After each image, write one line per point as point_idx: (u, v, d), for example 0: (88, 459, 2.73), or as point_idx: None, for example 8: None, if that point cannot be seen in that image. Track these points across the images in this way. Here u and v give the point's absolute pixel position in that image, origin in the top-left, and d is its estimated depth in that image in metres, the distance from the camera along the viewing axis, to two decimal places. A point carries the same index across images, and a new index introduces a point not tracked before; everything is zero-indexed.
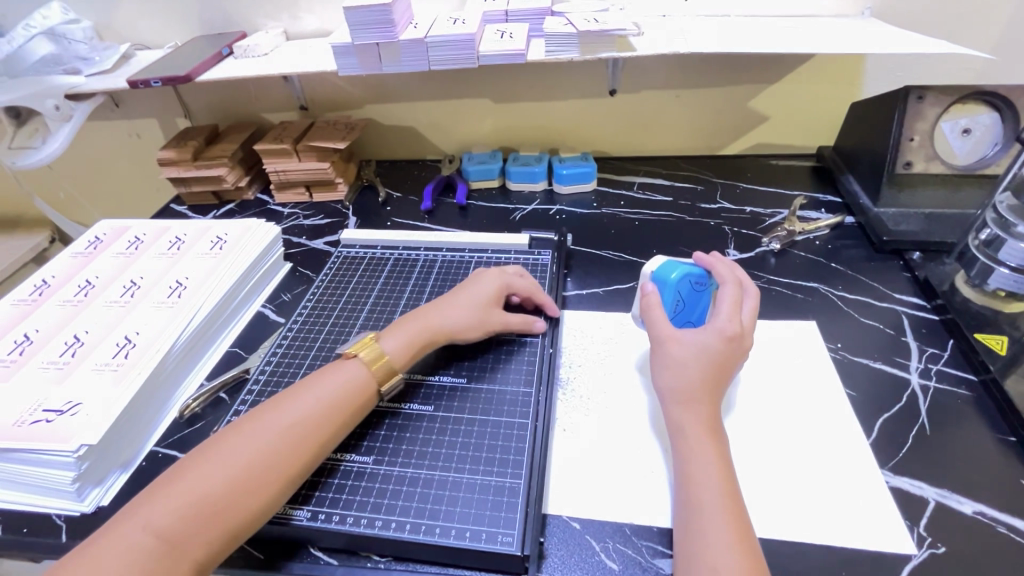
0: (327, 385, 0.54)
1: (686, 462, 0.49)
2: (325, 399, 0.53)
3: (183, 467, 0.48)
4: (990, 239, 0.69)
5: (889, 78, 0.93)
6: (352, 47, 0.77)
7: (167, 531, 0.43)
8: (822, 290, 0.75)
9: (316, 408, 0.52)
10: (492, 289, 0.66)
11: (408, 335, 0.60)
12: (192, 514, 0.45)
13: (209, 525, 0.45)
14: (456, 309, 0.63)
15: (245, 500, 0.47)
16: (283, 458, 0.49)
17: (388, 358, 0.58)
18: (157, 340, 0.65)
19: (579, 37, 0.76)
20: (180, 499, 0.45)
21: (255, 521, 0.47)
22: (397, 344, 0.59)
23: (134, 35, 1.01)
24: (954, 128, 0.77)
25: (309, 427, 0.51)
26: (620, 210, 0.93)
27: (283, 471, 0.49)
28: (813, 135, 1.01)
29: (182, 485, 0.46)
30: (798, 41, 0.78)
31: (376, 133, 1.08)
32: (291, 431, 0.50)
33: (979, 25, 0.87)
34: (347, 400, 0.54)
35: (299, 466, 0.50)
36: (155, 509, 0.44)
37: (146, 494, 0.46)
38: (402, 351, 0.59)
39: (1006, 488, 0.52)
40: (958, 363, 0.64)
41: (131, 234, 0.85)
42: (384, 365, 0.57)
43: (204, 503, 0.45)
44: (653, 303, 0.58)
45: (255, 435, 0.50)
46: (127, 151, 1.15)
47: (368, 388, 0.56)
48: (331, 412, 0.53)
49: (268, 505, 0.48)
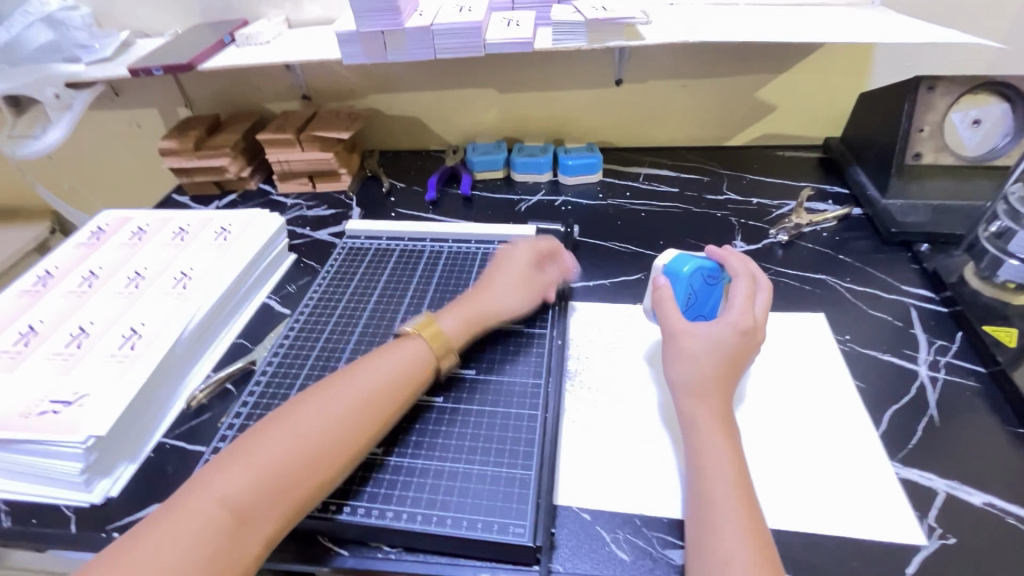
0: (389, 362, 0.55)
1: (698, 453, 0.49)
2: (387, 377, 0.54)
3: (249, 440, 0.48)
4: (1000, 231, 0.69)
5: (898, 68, 0.92)
6: (356, 35, 0.76)
7: (241, 502, 0.44)
8: (830, 282, 0.75)
9: (380, 385, 0.53)
10: (526, 256, 0.69)
11: (465, 316, 0.62)
12: (264, 485, 0.45)
13: (280, 497, 0.45)
14: (504, 287, 0.66)
15: (313, 474, 0.47)
16: (347, 433, 0.49)
17: (448, 336, 0.59)
18: (164, 331, 0.64)
19: (587, 25, 0.75)
20: (251, 470, 0.45)
21: (322, 494, 0.47)
22: (454, 324, 0.61)
23: (133, 22, 0.99)
24: (964, 119, 0.76)
25: (374, 402, 0.52)
26: (626, 201, 0.93)
27: (347, 446, 0.49)
28: (820, 126, 1.00)
29: (252, 456, 0.46)
30: (808, 29, 0.77)
31: (379, 123, 1.07)
32: (356, 407, 0.51)
33: (989, 15, 0.86)
34: (409, 376, 0.55)
35: (364, 442, 0.50)
36: (227, 479, 0.45)
37: (218, 464, 0.46)
38: (459, 331, 0.61)
39: (1014, 479, 0.52)
40: (966, 355, 0.64)
41: (134, 224, 0.84)
42: (445, 343, 0.59)
43: (274, 475, 0.46)
44: (665, 296, 0.58)
45: (318, 410, 0.50)
46: (128, 141, 1.14)
47: (430, 365, 0.57)
48: (394, 389, 0.53)
49: (333, 480, 0.48)
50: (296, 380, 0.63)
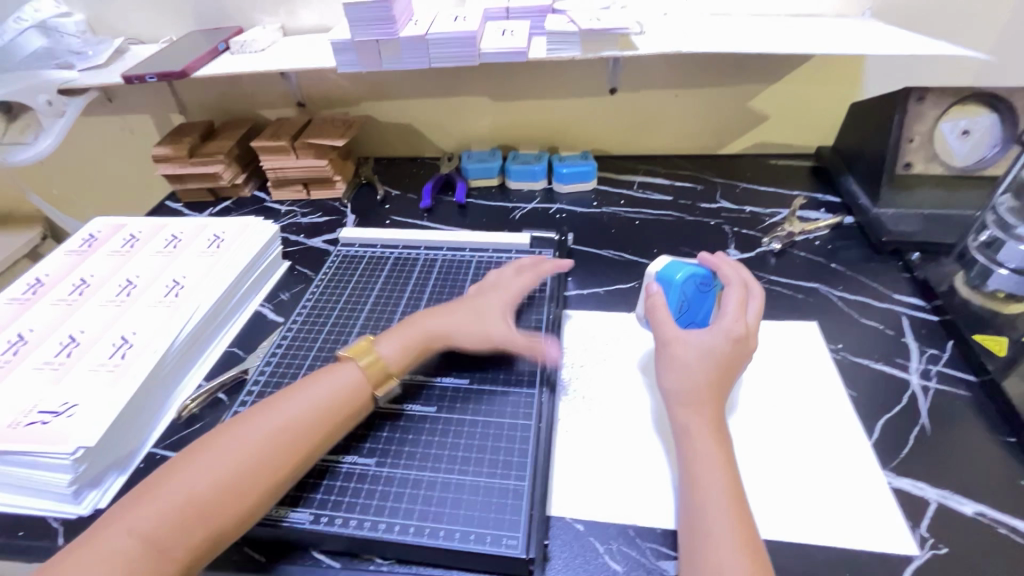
0: (320, 388, 0.54)
1: (691, 463, 0.49)
2: (317, 403, 0.53)
3: (173, 468, 0.48)
4: (990, 241, 0.70)
5: (889, 78, 0.93)
6: (352, 44, 0.76)
7: (153, 533, 0.43)
8: (823, 291, 0.75)
9: (308, 412, 0.52)
10: (501, 295, 0.67)
11: (406, 340, 0.61)
12: (181, 516, 0.45)
13: (196, 527, 0.45)
14: (461, 309, 0.65)
15: (232, 503, 0.46)
16: (270, 461, 0.49)
17: (384, 360, 0.58)
18: (154, 341, 0.64)
19: (581, 35, 0.76)
20: (167, 502, 0.45)
21: (244, 523, 0.47)
22: (392, 346, 0.60)
23: (127, 29, 0.99)
24: (954, 129, 0.77)
25: (300, 430, 0.51)
26: (621, 209, 0.93)
27: (270, 474, 0.49)
28: (812, 135, 1.01)
29: (171, 487, 0.46)
30: (800, 40, 0.77)
31: (374, 131, 1.07)
32: (280, 434, 0.50)
33: (976, 28, 0.88)
34: (340, 403, 0.54)
35: (287, 470, 0.50)
36: (144, 510, 0.44)
37: (136, 495, 0.46)
38: (397, 355, 0.59)
39: (1005, 488, 0.53)
40: (957, 363, 0.64)
41: (126, 231, 0.84)
42: (381, 367, 0.57)
43: (191, 505, 0.45)
44: (658, 303, 0.58)
45: (242, 438, 0.50)
46: (122, 147, 1.14)
47: (365, 390, 0.56)
48: (323, 416, 0.53)
49: (254, 509, 0.47)
50: None
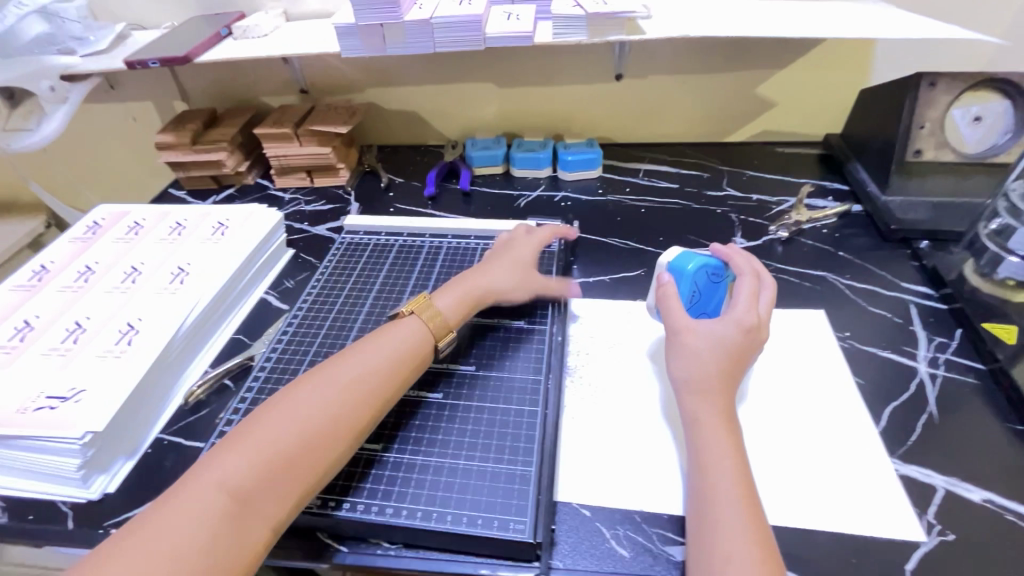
0: (385, 344, 0.55)
1: (699, 451, 0.49)
2: (385, 359, 0.54)
3: (252, 424, 0.48)
4: (1001, 228, 0.69)
5: (899, 64, 0.92)
6: (355, 28, 0.75)
7: (243, 487, 0.44)
8: (830, 279, 0.75)
9: (374, 368, 0.53)
10: (529, 247, 0.71)
11: (461, 295, 0.62)
12: (267, 470, 0.45)
13: (284, 481, 0.45)
14: (500, 271, 0.66)
15: (317, 456, 0.47)
16: (347, 414, 0.49)
17: (444, 314, 0.60)
18: (161, 327, 0.64)
19: (588, 19, 0.75)
20: (251, 456, 0.45)
21: (326, 475, 0.47)
22: (450, 301, 0.61)
23: (128, 14, 0.98)
24: (965, 116, 0.76)
25: (371, 385, 0.52)
26: (626, 197, 0.92)
27: (348, 427, 0.49)
28: (820, 122, 1.00)
29: (254, 441, 0.46)
30: (810, 24, 0.76)
31: (378, 118, 1.06)
32: (353, 390, 0.51)
33: (990, 12, 0.86)
34: (406, 357, 0.55)
35: (360, 427, 0.50)
36: (231, 464, 0.44)
37: (220, 450, 0.46)
38: (455, 309, 0.61)
39: (1013, 476, 0.52)
40: (965, 351, 0.64)
41: (130, 219, 0.84)
42: (441, 321, 0.59)
43: (278, 459, 0.45)
44: (670, 293, 0.58)
45: (316, 392, 0.50)
46: (124, 135, 1.13)
47: (428, 343, 0.57)
48: (392, 370, 0.54)
49: (335, 462, 0.48)
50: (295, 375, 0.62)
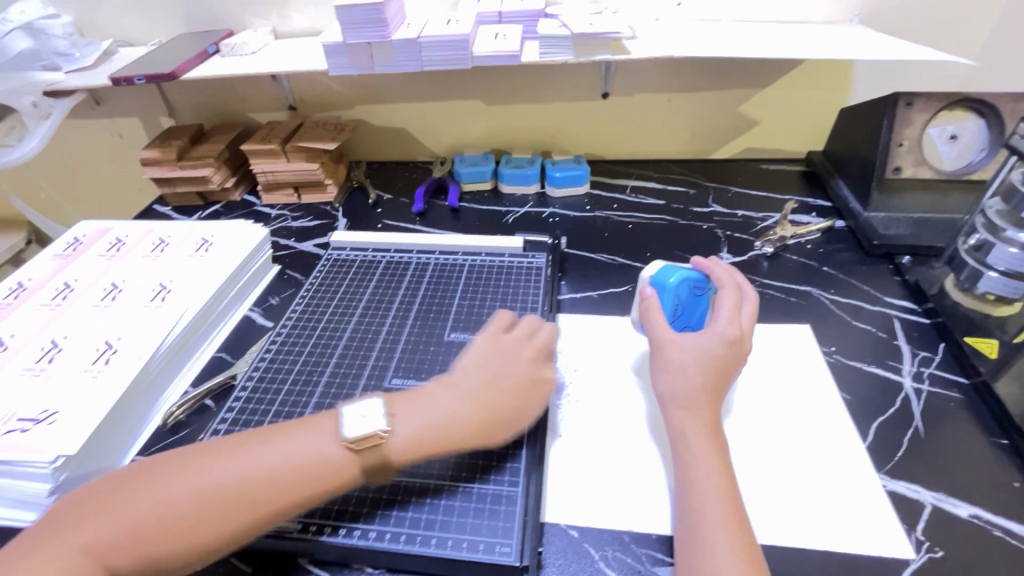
0: (309, 447, 0.48)
1: (685, 466, 0.48)
2: (300, 461, 0.47)
3: (145, 480, 0.45)
4: (979, 244, 0.71)
5: (877, 84, 0.94)
6: (343, 46, 0.76)
7: (99, 550, 0.41)
8: (815, 293, 0.75)
9: (284, 469, 0.46)
10: (546, 367, 0.58)
11: (423, 431, 0.50)
12: (129, 541, 0.42)
13: (138, 555, 0.42)
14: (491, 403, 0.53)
15: (181, 542, 0.43)
16: (230, 512, 0.44)
17: (384, 450, 0.49)
18: (140, 346, 0.63)
19: (574, 39, 0.76)
20: (123, 520, 0.43)
21: (189, 562, 0.43)
22: (406, 437, 0.49)
23: (116, 31, 0.98)
24: (942, 134, 0.78)
25: (261, 488, 0.45)
26: (614, 213, 0.93)
27: (226, 526, 0.44)
28: (802, 140, 1.02)
29: (135, 503, 0.43)
30: (790, 46, 0.78)
31: (366, 134, 1.06)
32: (247, 485, 0.45)
33: (963, 35, 0.89)
34: (314, 473, 0.46)
35: (241, 530, 0.44)
36: (98, 523, 0.42)
37: (95, 504, 0.44)
38: (406, 449, 0.49)
39: (999, 491, 0.53)
40: (949, 365, 0.64)
41: (112, 235, 0.82)
42: (379, 454, 0.48)
43: (138, 533, 0.42)
44: (652, 307, 0.58)
45: (215, 471, 0.45)
46: (110, 150, 1.12)
47: (348, 470, 0.47)
48: (290, 479, 0.46)
49: (201, 554, 0.43)
50: (278, 395, 0.61)
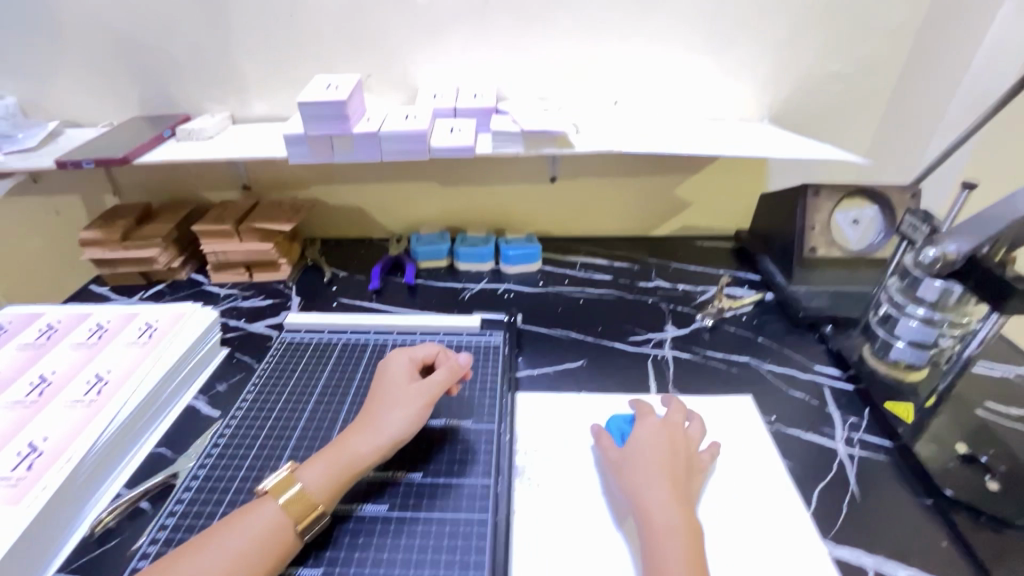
0: (253, 525, 0.49)
1: (653, 559, 0.49)
2: (253, 541, 0.48)
3: None
4: (886, 316, 0.78)
5: (789, 174, 1.07)
6: (304, 137, 0.79)
7: None
8: (752, 363, 0.81)
9: (243, 551, 0.48)
10: (403, 362, 0.66)
11: (331, 468, 0.55)
12: None
13: None
14: (379, 419, 0.59)
15: None
16: None
17: (306, 492, 0.52)
18: (69, 447, 0.58)
19: (523, 135, 0.83)
20: None
21: None
22: (317, 476, 0.54)
23: (64, 112, 0.98)
24: (846, 219, 0.89)
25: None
26: (565, 288, 0.98)
27: None
28: (730, 220, 1.12)
29: None
30: (712, 143, 0.89)
31: (323, 213, 1.08)
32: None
33: (853, 135, 1.04)
34: (270, 543, 0.49)
35: None
36: None
37: None
38: (324, 485, 0.53)
39: (930, 551, 0.57)
40: (874, 430, 0.70)
41: (42, 321, 0.78)
42: (303, 501, 0.52)
43: None
44: (602, 431, 0.63)
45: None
46: (43, 229, 1.08)
47: (290, 528, 0.50)
48: (253, 557, 0.48)
49: None
50: (225, 494, 0.58)
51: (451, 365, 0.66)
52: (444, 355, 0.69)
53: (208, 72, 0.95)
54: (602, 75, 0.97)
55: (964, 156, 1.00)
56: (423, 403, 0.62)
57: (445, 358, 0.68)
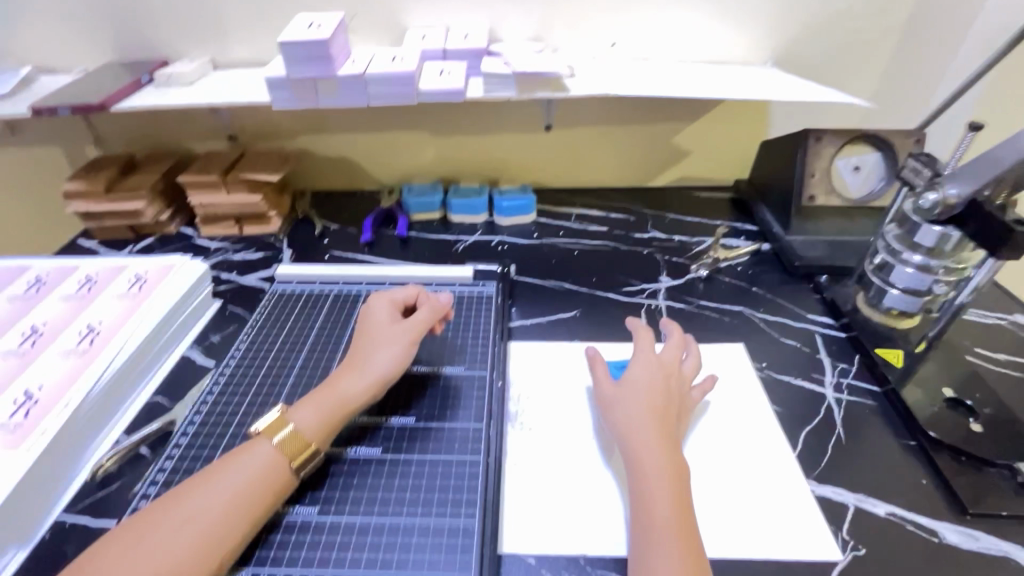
0: (250, 463, 0.51)
1: (641, 495, 0.51)
2: (251, 476, 0.50)
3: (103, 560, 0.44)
4: (882, 264, 0.77)
5: (791, 121, 1.04)
6: (287, 80, 0.76)
7: None
8: (745, 313, 0.81)
9: (243, 485, 0.49)
10: (383, 305, 0.66)
11: (322, 409, 0.55)
12: None
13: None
14: (366, 361, 0.60)
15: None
16: (217, 530, 0.46)
17: (299, 433, 0.53)
18: (65, 395, 0.59)
19: (516, 77, 0.80)
20: None
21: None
22: (308, 417, 0.55)
23: (36, 57, 0.93)
24: (847, 165, 0.87)
25: (231, 507, 0.48)
26: (560, 240, 0.97)
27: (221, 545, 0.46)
28: (730, 170, 1.09)
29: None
30: (713, 86, 0.86)
31: (311, 164, 1.05)
32: (217, 509, 0.47)
33: (860, 78, 1.00)
34: (267, 478, 0.50)
35: (235, 542, 0.47)
36: None
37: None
38: (316, 425, 0.54)
39: (910, 488, 0.58)
40: (863, 375, 0.71)
41: (30, 274, 0.77)
42: (296, 440, 0.53)
43: None
44: (597, 361, 0.64)
45: (182, 514, 0.46)
46: (27, 183, 1.05)
47: (285, 466, 0.52)
48: (254, 489, 0.49)
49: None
50: (221, 439, 0.59)
51: (432, 306, 0.67)
52: (425, 296, 0.69)
53: (185, 12, 0.90)
54: (599, 15, 0.92)
55: (972, 99, 0.97)
56: (409, 341, 0.63)
57: (426, 298, 0.68)
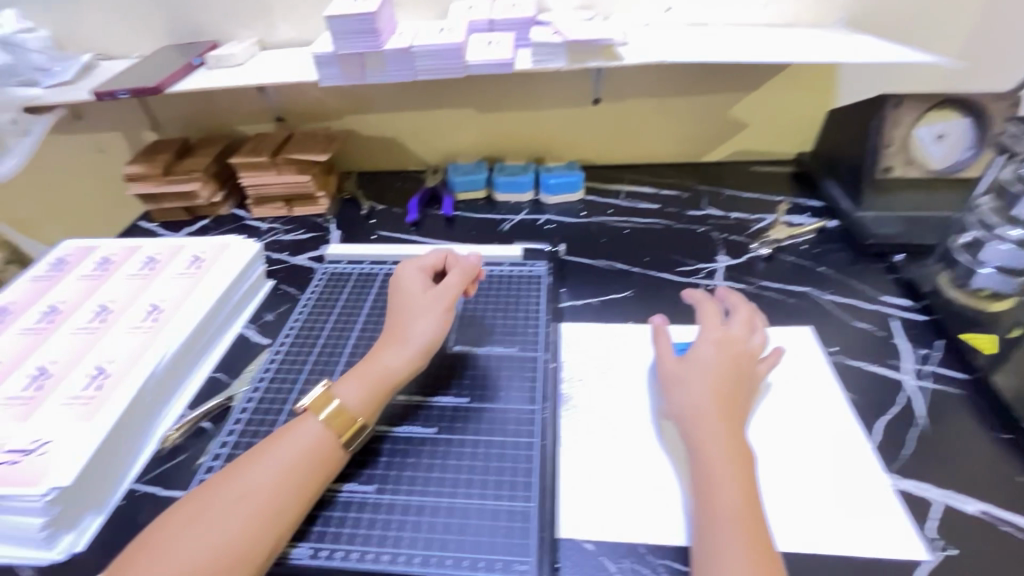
0: (304, 435, 0.51)
1: (705, 478, 0.48)
2: (306, 447, 0.51)
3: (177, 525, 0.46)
4: (972, 242, 0.73)
5: (863, 88, 0.96)
6: (334, 57, 0.75)
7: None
8: (812, 294, 0.76)
9: (300, 455, 0.50)
10: (411, 271, 0.65)
11: (366, 383, 0.55)
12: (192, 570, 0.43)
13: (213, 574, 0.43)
14: (404, 332, 0.59)
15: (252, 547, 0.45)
16: (279, 498, 0.47)
17: (346, 408, 0.53)
18: (133, 369, 0.61)
19: (567, 46, 0.76)
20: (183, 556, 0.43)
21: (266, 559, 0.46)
22: (352, 392, 0.54)
23: (96, 44, 0.96)
24: (930, 134, 0.79)
25: (291, 476, 0.49)
26: (609, 218, 0.93)
27: (284, 512, 0.47)
28: (792, 142, 1.02)
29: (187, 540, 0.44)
30: (779, 50, 0.79)
31: (356, 144, 1.05)
32: (279, 478, 0.48)
33: (944, 37, 0.91)
34: (321, 449, 0.51)
35: (297, 510, 0.48)
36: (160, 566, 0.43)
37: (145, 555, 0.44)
38: (361, 399, 0.54)
39: (1007, 485, 0.53)
40: (948, 361, 0.65)
41: (98, 254, 0.80)
42: (343, 414, 0.53)
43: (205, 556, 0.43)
44: (661, 329, 0.62)
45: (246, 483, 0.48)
46: (93, 168, 1.09)
47: (336, 440, 0.52)
48: (312, 458, 0.50)
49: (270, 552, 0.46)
50: (279, 415, 0.60)
51: (463, 268, 0.66)
52: (453, 259, 0.68)
53: None
54: None
55: None
56: (443, 304, 0.62)
57: (455, 262, 0.67)
